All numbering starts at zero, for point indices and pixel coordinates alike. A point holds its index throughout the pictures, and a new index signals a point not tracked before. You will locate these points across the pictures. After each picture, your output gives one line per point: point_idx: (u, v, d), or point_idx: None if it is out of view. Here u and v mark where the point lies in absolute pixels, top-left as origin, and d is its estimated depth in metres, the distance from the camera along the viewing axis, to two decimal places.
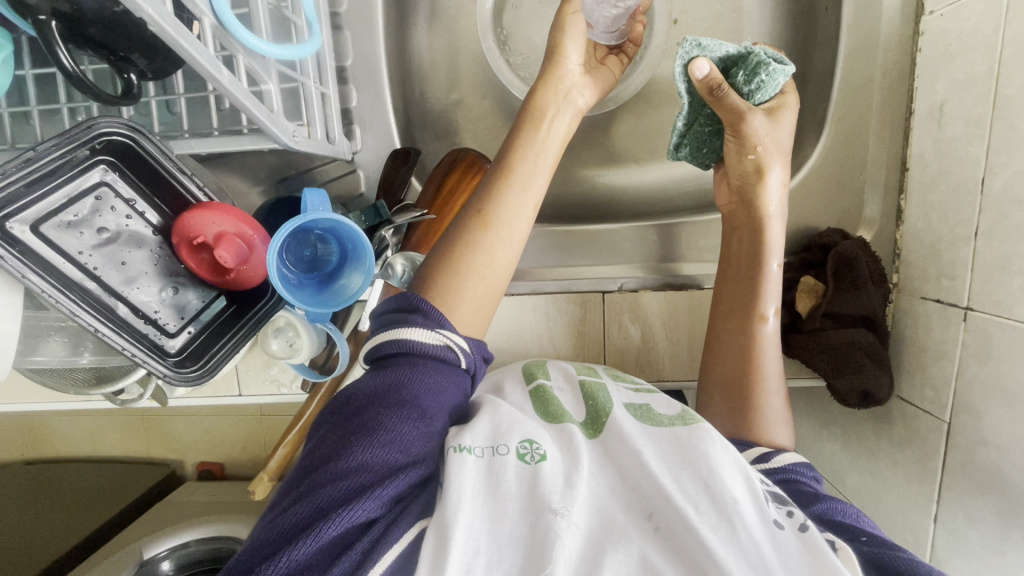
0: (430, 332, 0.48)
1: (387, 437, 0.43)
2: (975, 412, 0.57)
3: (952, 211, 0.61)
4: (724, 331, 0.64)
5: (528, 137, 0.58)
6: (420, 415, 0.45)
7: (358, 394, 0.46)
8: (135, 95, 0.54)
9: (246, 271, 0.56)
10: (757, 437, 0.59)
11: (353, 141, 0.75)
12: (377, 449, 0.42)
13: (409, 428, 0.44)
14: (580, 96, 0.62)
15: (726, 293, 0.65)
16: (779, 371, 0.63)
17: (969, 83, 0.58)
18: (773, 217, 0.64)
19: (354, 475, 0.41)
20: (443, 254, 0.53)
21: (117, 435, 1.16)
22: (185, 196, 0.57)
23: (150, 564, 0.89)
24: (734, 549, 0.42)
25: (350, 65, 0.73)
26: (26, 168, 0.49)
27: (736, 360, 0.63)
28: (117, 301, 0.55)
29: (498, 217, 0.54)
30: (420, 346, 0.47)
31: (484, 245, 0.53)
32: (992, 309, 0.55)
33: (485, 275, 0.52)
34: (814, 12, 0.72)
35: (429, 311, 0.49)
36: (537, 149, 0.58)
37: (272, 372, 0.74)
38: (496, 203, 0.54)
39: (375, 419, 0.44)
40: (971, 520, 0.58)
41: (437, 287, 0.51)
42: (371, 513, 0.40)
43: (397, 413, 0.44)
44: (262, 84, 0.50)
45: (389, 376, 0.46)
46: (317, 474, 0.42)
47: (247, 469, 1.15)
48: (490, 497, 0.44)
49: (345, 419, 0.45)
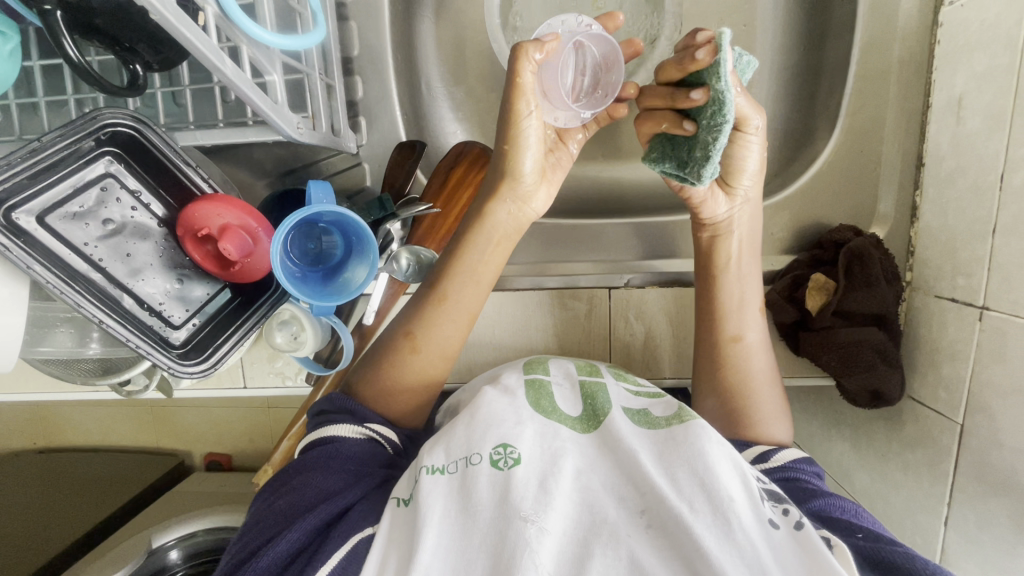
0: (354, 426, 0.53)
1: (308, 487, 0.49)
2: (989, 413, 0.56)
3: (969, 207, 0.59)
4: (712, 335, 0.62)
5: (462, 255, 0.57)
6: (342, 470, 0.51)
7: (291, 468, 0.52)
8: (140, 87, 0.54)
9: (251, 264, 0.56)
10: (751, 435, 0.59)
11: (359, 133, 0.74)
12: (300, 497, 0.49)
13: (329, 477, 0.50)
14: (538, 201, 0.58)
15: (710, 294, 0.62)
16: (771, 364, 0.62)
17: (991, 75, 0.56)
18: (755, 216, 0.61)
19: (281, 521, 0.48)
20: (372, 366, 0.57)
21: (126, 426, 1.17)
22: (190, 187, 0.56)
23: (158, 553, 0.90)
24: (730, 549, 0.41)
25: (357, 56, 0.73)
26: (31, 159, 0.49)
27: (727, 362, 0.61)
28: (123, 292, 0.55)
29: (427, 345, 0.57)
30: (342, 434, 0.53)
31: (411, 365, 0.56)
32: (1010, 308, 0.54)
33: (417, 390, 0.57)
34: (829, 4, 0.71)
35: (354, 408, 0.54)
36: (474, 271, 0.58)
37: (277, 364, 0.74)
38: (425, 328, 0.57)
39: (300, 480, 0.50)
40: (982, 523, 0.57)
41: (368, 391, 0.56)
42: (293, 545, 0.46)
43: (319, 472, 0.50)
44: (266, 75, 0.50)
45: (312, 457, 0.52)
46: (257, 524, 0.49)
47: (254, 461, 1.16)
48: (462, 514, 0.45)
49: (281, 485, 0.51)
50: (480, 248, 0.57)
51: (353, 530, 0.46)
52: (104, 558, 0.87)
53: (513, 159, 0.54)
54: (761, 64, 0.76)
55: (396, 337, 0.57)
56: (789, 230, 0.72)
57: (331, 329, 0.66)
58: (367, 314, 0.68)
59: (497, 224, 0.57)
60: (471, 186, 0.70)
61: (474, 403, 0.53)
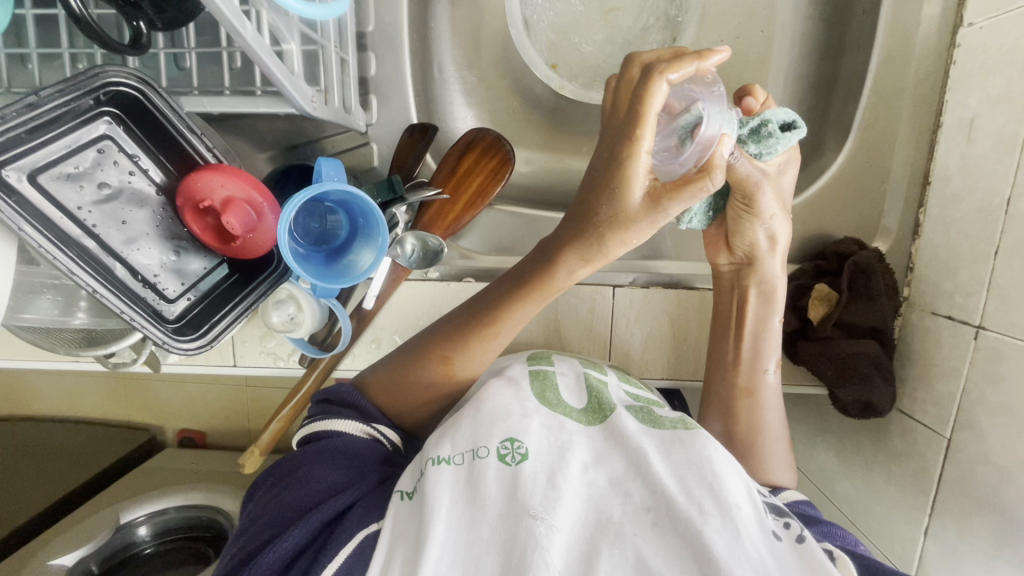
0: (360, 424, 0.54)
1: (313, 480, 0.49)
2: (978, 431, 0.58)
3: (974, 229, 0.60)
4: (722, 385, 0.64)
5: (523, 311, 0.53)
6: (347, 465, 0.51)
7: (291, 458, 0.53)
8: (143, 46, 0.51)
9: (253, 240, 0.53)
10: (757, 474, 0.61)
11: (369, 112, 0.71)
12: (306, 491, 0.49)
13: (335, 472, 0.50)
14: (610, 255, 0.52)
15: (722, 344, 0.65)
16: (781, 418, 0.64)
17: (1005, 99, 0.57)
18: (777, 280, 0.62)
19: (287, 517, 0.48)
20: (394, 372, 0.56)
21: (96, 398, 1.13)
22: (192, 155, 0.54)
23: (126, 528, 0.89)
24: (737, 553, 0.42)
25: (371, 31, 0.70)
26: (28, 114, 0.45)
27: (732, 410, 0.63)
28: (115, 261, 0.52)
29: (461, 372, 0.56)
30: (346, 430, 0.53)
31: (437, 387, 0.56)
32: (1007, 329, 0.55)
33: (434, 408, 0.58)
34: (848, 15, 0.72)
35: (362, 408, 0.56)
36: (527, 317, 0.54)
37: (269, 345, 0.72)
38: (463, 355, 0.55)
39: (305, 473, 0.50)
40: (962, 534, 0.59)
41: (400, 400, 0.56)
42: (298, 542, 0.45)
43: (322, 465, 0.50)
44: (283, 44, 0.48)
45: (314, 448, 0.52)
46: (261, 518, 0.49)
47: (230, 440, 1.13)
48: (469, 504, 0.45)
49: (283, 476, 0.51)
50: (537, 304, 0.53)
51: (358, 527, 0.46)
52: (64, 535, 0.85)
53: (619, 234, 0.46)
54: (776, 72, 0.77)
55: (433, 360, 0.55)
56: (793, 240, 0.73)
57: (328, 311, 0.65)
58: (368, 299, 0.65)
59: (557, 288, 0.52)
60: (481, 174, 0.69)
61: (480, 394, 0.53)
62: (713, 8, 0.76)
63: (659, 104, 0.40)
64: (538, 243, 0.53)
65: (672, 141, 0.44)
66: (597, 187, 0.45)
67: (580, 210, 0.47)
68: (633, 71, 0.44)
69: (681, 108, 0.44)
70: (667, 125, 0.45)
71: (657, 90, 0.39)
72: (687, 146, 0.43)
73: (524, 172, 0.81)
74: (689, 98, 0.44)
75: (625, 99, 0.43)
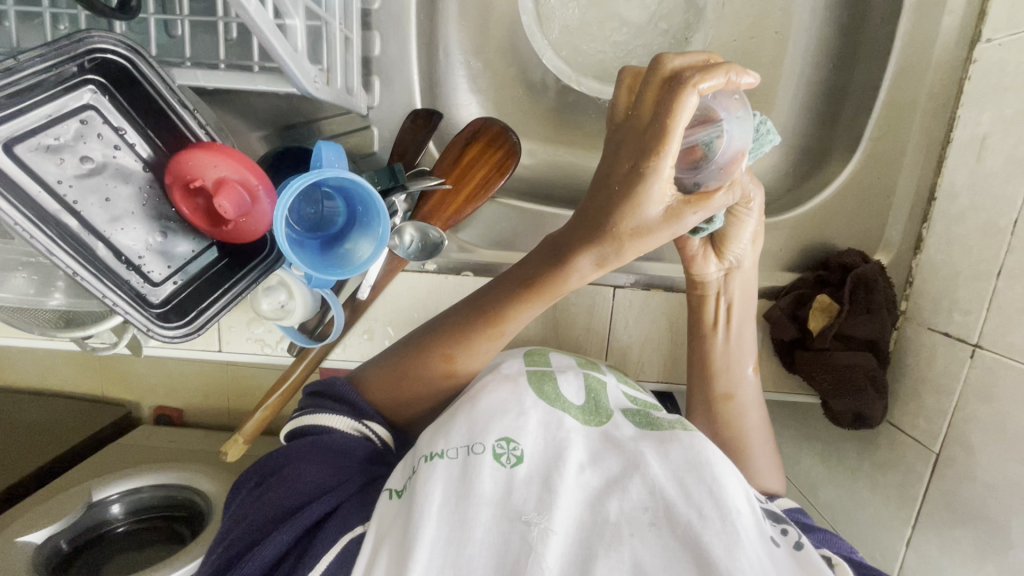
0: (352, 421, 0.53)
1: (298, 480, 0.48)
2: (968, 447, 0.58)
3: (977, 247, 0.60)
4: (701, 390, 0.64)
5: (529, 311, 0.52)
6: (334, 464, 0.50)
7: (277, 456, 0.51)
8: (132, 11, 0.48)
9: (246, 225, 0.51)
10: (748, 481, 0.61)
11: (370, 94, 0.69)
12: (290, 492, 0.48)
13: (322, 471, 0.49)
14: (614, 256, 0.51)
15: (699, 348, 0.65)
16: (763, 421, 0.64)
17: (1018, 119, 0.56)
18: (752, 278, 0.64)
19: (270, 520, 0.46)
20: (393, 367, 0.55)
21: (67, 372, 1.08)
22: (183, 131, 0.51)
23: (99, 506, 0.86)
24: (738, 554, 0.41)
25: (376, 9, 0.67)
26: (6, 79, 0.42)
27: (721, 417, 0.63)
28: (97, 240, 0.49)
29: (464, 369, 0.55)
30: (337, 426, 0.52)
31: (437, 384, 0.55)
32: (1004, 350, 0.55)
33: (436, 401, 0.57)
34: (866, 22, 0.71)
35: (355, 401, 0.54)
36: (534, 315, 0.53)
37: (256, 331, 0.70)
38: (466, 353, 0.54)
39: (289, 473, 0.49)
40: (944, 547, 0.60)
41: (398, 395, 0.55)
42: (281, 547, 0.44)
43: (309, 463, 0.49)
44: (286, 18, 0.45)
45: (302, 445, 0.51)
46: (244, 519, 0.47)
47: (208, 420, 1.10)
48: (461, 500, 0.43)
49: (268, 476, 0.50)
50: (545, 304, 0.52)
51: (344, 530, 0.45)
52: (30, 513, 0.81)
53: (636, 242, 0.45)
54: (788, 76, 0.76)
55: (434, 356, 0.54)
56: (795, 249, 0.73)
57: (321, 300, 0.63)
58: (362, 288, 0.63)
59: (565, 289, 0.51)
60: (485, 166, 0.67)
61: (477, 390, 0.53)
62: (730, 6, 0.74)
63: (688, 117, 0.39)
64: (543, 241, 0.52)
65: (694, 152, 0.47)
66: (613, 195, 0.43)
67: (592, 218, 0.46)
68: (661, 74, 0.42)
69: (703, 120, 0.46)
70: (690, 133, 0.46)
71: (685, 104, 0.39)
72: (713, 158, 0.46)
73: (527, 164, 0.79)
74: (709, 109, 0.46)
75: (646, 105, 0.42)
